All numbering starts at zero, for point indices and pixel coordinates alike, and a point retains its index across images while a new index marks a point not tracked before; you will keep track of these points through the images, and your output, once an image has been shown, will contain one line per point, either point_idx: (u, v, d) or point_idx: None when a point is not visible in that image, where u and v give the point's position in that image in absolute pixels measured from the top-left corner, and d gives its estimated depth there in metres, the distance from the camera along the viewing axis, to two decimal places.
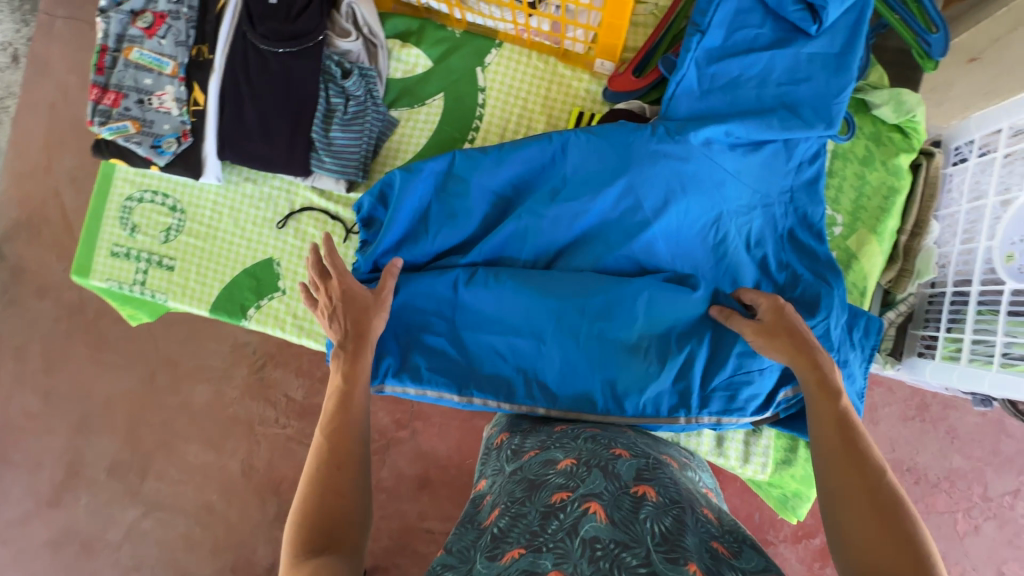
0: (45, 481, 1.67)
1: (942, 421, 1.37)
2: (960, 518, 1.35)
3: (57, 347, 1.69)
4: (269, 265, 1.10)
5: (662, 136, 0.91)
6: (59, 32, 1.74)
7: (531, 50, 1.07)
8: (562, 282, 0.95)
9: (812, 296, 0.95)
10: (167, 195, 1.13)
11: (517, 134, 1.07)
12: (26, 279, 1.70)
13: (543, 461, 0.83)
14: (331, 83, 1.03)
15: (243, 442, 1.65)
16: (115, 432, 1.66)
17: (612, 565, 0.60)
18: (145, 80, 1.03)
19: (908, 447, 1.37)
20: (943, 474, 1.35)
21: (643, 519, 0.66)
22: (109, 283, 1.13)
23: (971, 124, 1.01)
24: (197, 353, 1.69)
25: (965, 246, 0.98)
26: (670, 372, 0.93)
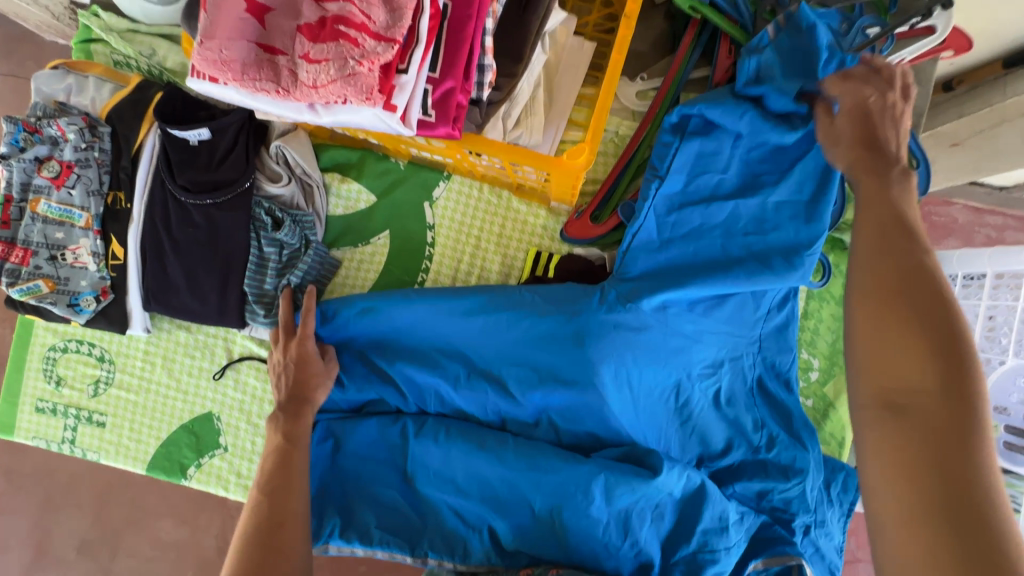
0: (14, 560, 1.63)
1: None
2: None
3: None
4: (208, 420, 1.02)
5: (613, 303, 0.83)
6: None
7: (482, 183, 0.98)
8: (517, 453, 0.87)
9: (787, 459, 0.88)
10: (93, 344, 1.03)
11: (471, 275, 0.99)
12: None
13: None
14: (262, 232, 0.94)
15: (217, 517, 1.60)
16: (81, 511, 1.61)
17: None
18: (55, 233, 0.93)
19: None
20: None
21: None
22: (36, 441, 1.04)
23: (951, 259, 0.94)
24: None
25: None
26: (632, 548, 0.83)
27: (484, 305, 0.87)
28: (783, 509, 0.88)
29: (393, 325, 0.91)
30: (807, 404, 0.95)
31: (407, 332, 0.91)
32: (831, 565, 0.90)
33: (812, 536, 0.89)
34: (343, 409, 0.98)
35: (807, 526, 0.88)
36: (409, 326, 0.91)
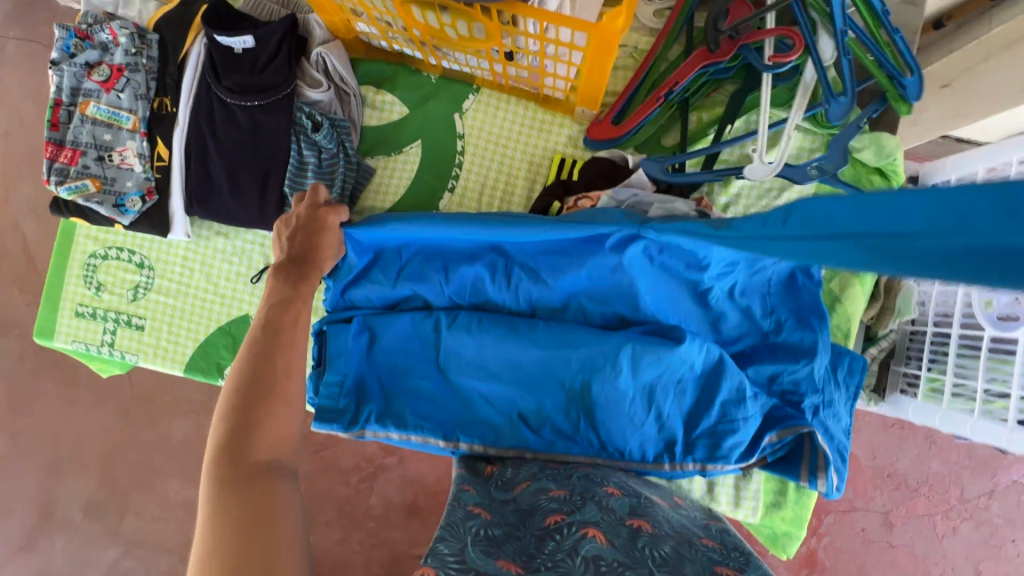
0: (18, 525, 1.64)
1: (921, 427, 1.44)
2: (939, 520, 1.41)
3: (25, 387, 1.67)
4: (245, 322, 1.06)
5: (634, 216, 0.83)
6: (11, 55, 1.70)
7: (509, 95, 1.04)
8: (548, 332, 0.93)
9: (800, 343, 0.94)
10: (133, 250, 1.07)
11: (498, 183, 1.04)
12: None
13: (536, 491, 0.84)
14: (302, 136, 0.99)
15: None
16: (90, 471, 1.63)
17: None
18: (103, 135, 0.98)
19: (888, 454, 1.43)
20: (922, 479, 1.41)
21: (640, 547, 0.70)
22: (75, 344, 1.07)
23: (946, 164, 1.02)
24: (173, 388, 1.66)
25: (943, 287, 1.00)
26: (656, 420, 0.92)
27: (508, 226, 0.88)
28: (792, 391, 0.95)
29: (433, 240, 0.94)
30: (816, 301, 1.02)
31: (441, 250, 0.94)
32: (842, 445, 0.96)
33: (821, 417, 0.95)
34: (376, 303, 1.02)
35: (815, 408, 0.95)
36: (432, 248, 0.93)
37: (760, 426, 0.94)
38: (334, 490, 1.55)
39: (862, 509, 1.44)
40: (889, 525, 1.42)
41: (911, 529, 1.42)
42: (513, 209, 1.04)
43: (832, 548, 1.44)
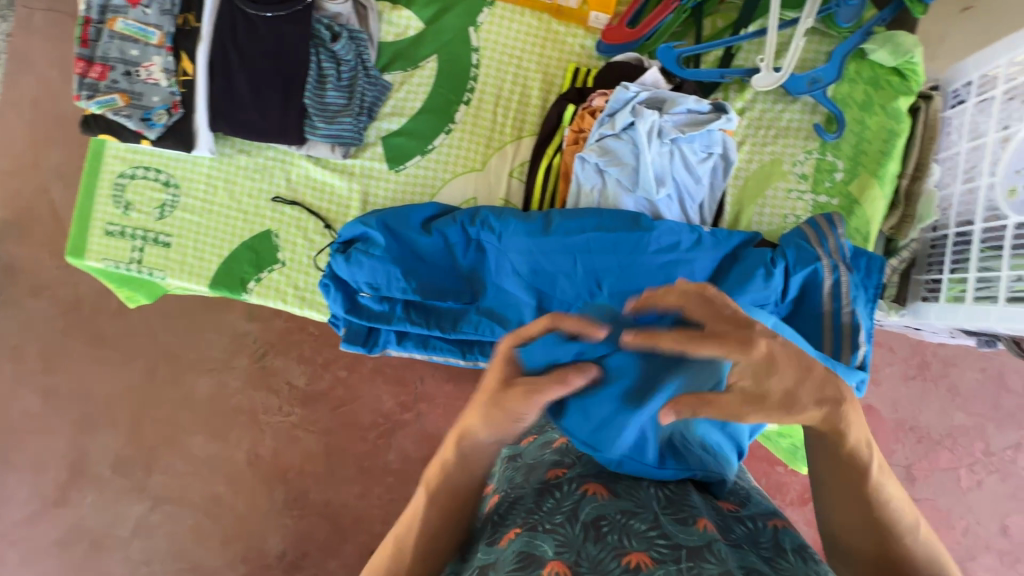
0: (49, 480, 1.68)
1: (943, 379, 1.53)
2: (964, 474, 1.50)
3: (54, 345, 1.71)
4: (267, 237, 1.09)
5: (612, 277, 0.88)
6: (38, 25, 1.75)
7: (523, 8, 1.06)
8: (557, 245, 0.89)
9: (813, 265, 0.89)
10: (159, 170, 1.11)
11: (513, 95, 1.05)
12: (18, 278, 1.72)
13: (541, 444, 0.80)
14: (322, 47, 1.01)
15: (246, 433, 1.67)
16: (118, 428, 1.67)
17: (622, 535, 0.60)
18: (130, 51, 1.01)
19: (910, 408, 1.53)
20: (946, 432, 1.51)
21: (644, 485, 0.68)
22: (105, 262, 1.11)
23: (968, 65, 1.00)
24: (196, 345, 1.70)
25: (966, 186, 0.98)
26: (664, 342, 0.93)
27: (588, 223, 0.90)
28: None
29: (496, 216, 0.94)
30: (834, 205, 1.01)
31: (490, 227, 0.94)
32: None
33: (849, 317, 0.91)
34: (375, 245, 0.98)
35: None
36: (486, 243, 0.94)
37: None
38: (354, 447, 1.63)
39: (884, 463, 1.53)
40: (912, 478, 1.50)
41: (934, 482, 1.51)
42: (528, 120, 1.05)
43: None
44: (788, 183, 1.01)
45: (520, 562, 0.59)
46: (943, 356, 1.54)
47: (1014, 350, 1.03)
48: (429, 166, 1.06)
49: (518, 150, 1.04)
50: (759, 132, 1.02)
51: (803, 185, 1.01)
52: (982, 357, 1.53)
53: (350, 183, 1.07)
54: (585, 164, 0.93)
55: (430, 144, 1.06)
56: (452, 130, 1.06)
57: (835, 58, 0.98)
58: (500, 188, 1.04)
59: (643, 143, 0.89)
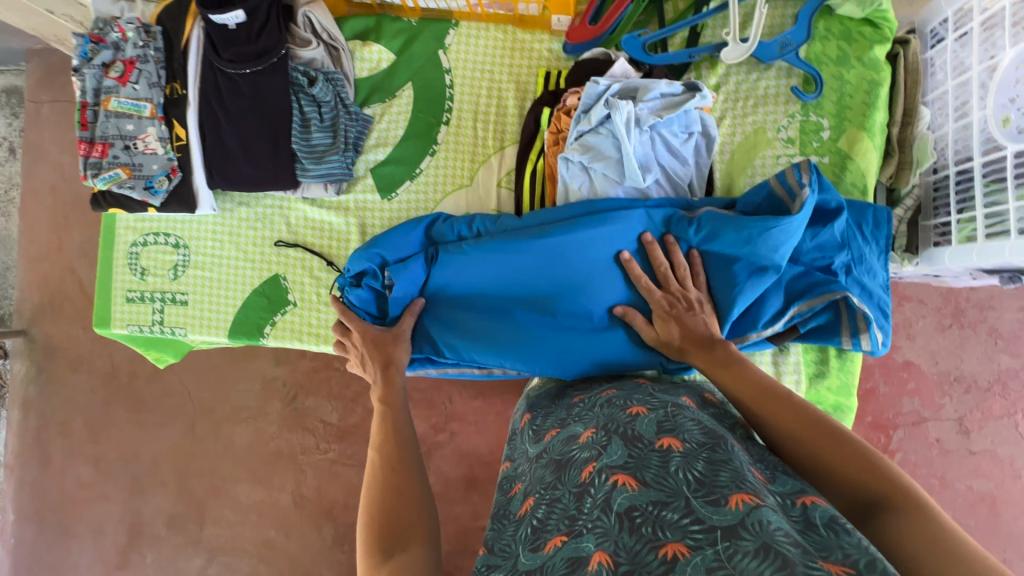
0: (110, 545, 1.74)
1: (982, 324, 1.49)
2: (1020, 419, 1.47)
3: (98, 414, 1.79)
4: (276, 281, 1.13)
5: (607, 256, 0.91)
6: (46, 116, 1.85)
7: (487, 23, 1.08)
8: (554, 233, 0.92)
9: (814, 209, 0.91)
10: (168, 234, 1.16)
11: (489, 108, 1.08)
12: (59, 355, 1.80)
13: (566, 439, 0.81)
14: (301, 93, 1.06)
15: (289, 475, 1.71)
16: (167, 486, 1.73)
17: (654, 527, 0.58)
18: (126, 126, 1.07)
19: (951, 358, 1.50)
20: (994, 377, 1.48)
21: (673, 469, 0.65)
22: (130, 327, 1.16)
23: (941, 3, 0.99)
24: (229, 396, 1.75)
25: (960, 123, 0.96)
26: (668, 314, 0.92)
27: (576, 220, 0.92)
28: (818, 258, 0.93)
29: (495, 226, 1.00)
30: (825, 164, 1.00)
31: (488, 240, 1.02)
32: (882, 302, 0.94)
33: (855, 275, 0.93)
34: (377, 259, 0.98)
35: (847, 267, 0.93)
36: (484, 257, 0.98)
37: (786, 297, 0.92)
38: None
39: (934, 419, 1.50)
40: (966, 431, 1.48)
41: (990, 432, 1.48)
42: (507, 130, 1.07)
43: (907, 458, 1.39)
44: (778, 150, 1.01)
45: (569, 568, 0.58)
46: (977, 300, 1.50)
47: None
48: (420, 190, 1.09)
49: (502, 160, 1.06)
50: (737, 104, 1.02)
51: (790, 149, 1.01)
52: (1020, 295, 1.48)
53: (347, 218, 1.11)
54: (570, 164, 0.94)
55: (417, 168, 1.09)
56: (437, 151, 1.09)
57: (801, 20, 0.97)
58: (491, 201, 1.06)
59: (622, 134, 0.89)
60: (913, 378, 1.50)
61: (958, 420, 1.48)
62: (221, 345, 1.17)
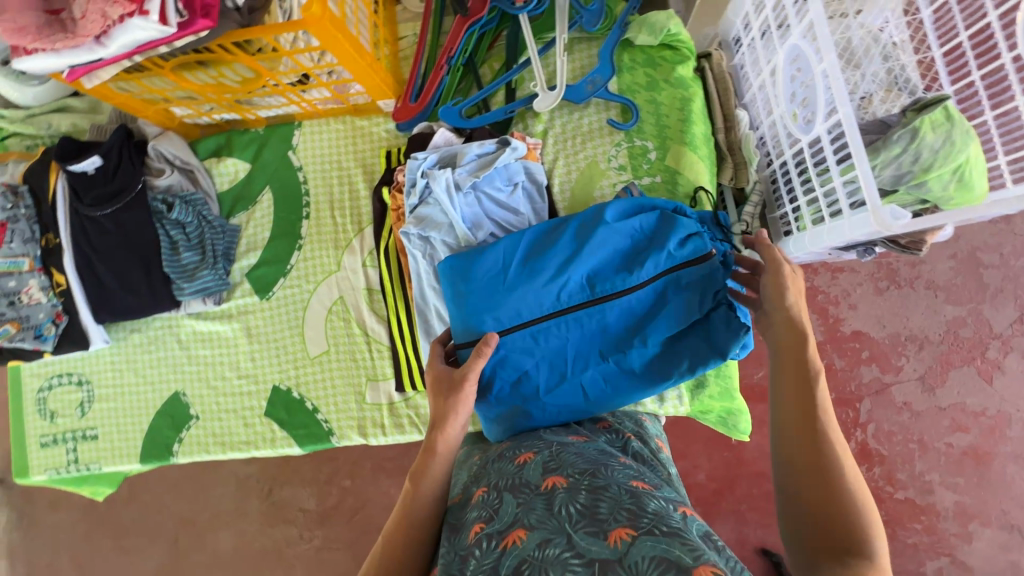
0: None
1: (917, 280, 1.49)
2: (981, 365, 1.46)
3: (82, 550, 1.80)
4: (176, 398, 1.16)
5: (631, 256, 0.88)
6: None
7: (326, 118, 1.15)
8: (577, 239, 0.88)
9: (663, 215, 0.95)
10: (71, 372, 1.20)
11: (343, 195, 1.14)
12: (37, 496, 1.84)
13: (463, 502, 0.77)
14: (163, 219, 1.11)
15: (278, 571, 1.71)
16: None
17: (540, 567, 0.56)
18: (8, 283, 1.12)
19: (898, 319, 1.49)
20: (943, 329, 1.47)
21: (555, 509, 0.63)
22: (48, 472, 1.19)
23: (731, 15, 1.06)
24: (205, 505, 1.76)
25: (770, 120, 1.01)
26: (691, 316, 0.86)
27: (673, 233, 0.86)
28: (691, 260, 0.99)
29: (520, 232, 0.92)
30: (658, 184, 1.04)
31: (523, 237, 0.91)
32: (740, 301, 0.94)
33: None
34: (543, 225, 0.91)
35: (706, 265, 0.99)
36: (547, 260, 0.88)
37: None
38: None
39: (897, 383, 1.48)
40: (930, 388, 1.47)
41: (954, 384, 1.46)
42: (363, 213, 1.12)
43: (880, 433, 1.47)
44: (614, 178, 1.05)
45: None
46: (907, 258, 1.50)
47: (896, 249, 1.04)
48: (294, 284, 1.13)
49: (363, 241, 1.11)
50: (567, 144, 1.07)
51: (624, 175, 1.05)
52: (946, 244, 1.49)
53: (231, 324, 1.15)
54: (410, 238, 0.98)
55: (288, 264, 1.14)
56: (303, 245, 1.14)
57: (603, 56, 1.04)
58: (360, 280, 1.11)
59: (446, 201, 0.94)
60: (865, 346, 1.49)
61: (919, 379, 1.47)
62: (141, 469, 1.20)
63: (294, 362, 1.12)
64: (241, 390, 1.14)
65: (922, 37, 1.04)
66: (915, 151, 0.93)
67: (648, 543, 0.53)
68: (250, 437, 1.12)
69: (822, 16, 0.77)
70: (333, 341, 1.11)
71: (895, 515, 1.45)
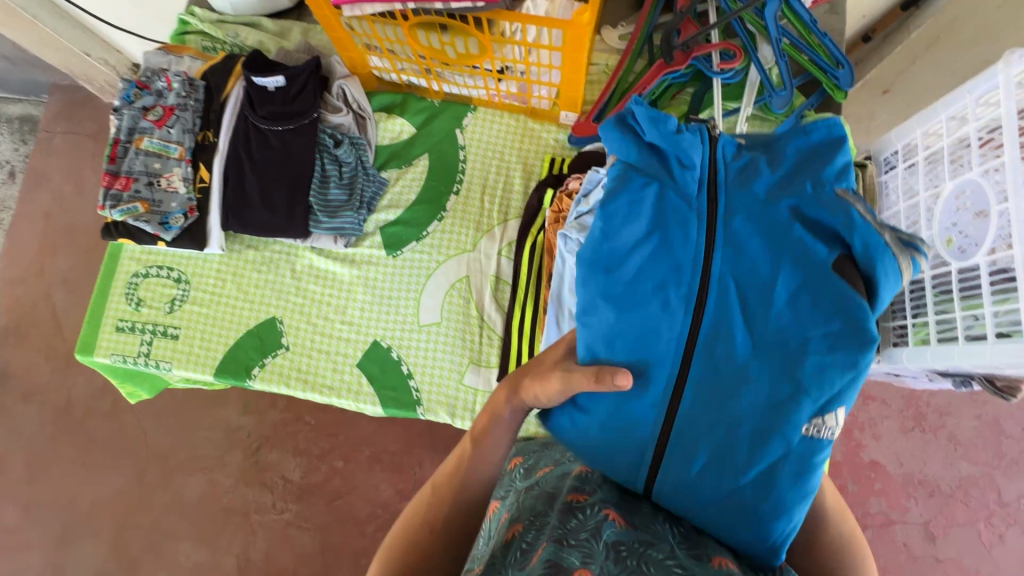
0: None
1: (941, 429, 1.54)
2: (983, 528, 1.48)
3: (41, 452, 1.69)
4: (272, 324, 1.15)
5: (743, 213, 0.63)
6: (57, 145, 1.92)
7: (503, 111, 1.21)
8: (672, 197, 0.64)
9: (811, 201, 0.63)
10: (171, 268, 1.19)
11: (497, 183, 1.18)
12: (13, 384, 1.74)
13: (560, 475, 0.81)
14: (324, 153, 1.15)
15: (239, 534, 1.61)
16: (101, 538, 1.62)
17: (639, 561, 0.59)
18: (153, 164, 1.13)
19: (915, 460, 1.53)
20: (955, 483, 1.51)
21: (661, 519, 0.67)
22: (113, 357, 1.15)
23: (891, 137, 1.16)
24: (189, 443, 1.67)
25: (911, 239, 1.09)
26: (798, 348, 0.59)
27: (774, 191, 0.65)
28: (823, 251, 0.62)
29: (661, 125, 0.67)
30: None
31: (688, 154, 0.66)
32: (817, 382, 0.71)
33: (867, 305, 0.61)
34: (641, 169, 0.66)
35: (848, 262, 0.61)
36: (674, 225, 0.63)
37: (807, 318, 0.59)
38: (351, 542, 1.58)
39: (901, 522, 1.51)
40: (931, 537, 1.49)
41: (955, 540, 1.48)
42: (511, 206, 1.17)
43: (876, 566, 1.49)
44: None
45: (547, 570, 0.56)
46: (937, 405, 1.56)
47: (989, 390, 1.09)
48: (424, 250, 1.16)
49: (505, 231, 1.15)
50: None
51: None
52: (975, 403, 1.55)
53: (351, 270, 1.16)
54: (567, 241, 0.99)
55: (424, 230, 1.16)
56: (444, 217, 1.17)
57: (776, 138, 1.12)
58: (490, 266, 1.14)
59: None
60: (879, 477, 1.53)
61: (924, 524, 1.50)
62: (205, 383, 1.17)
63: (403, 324, 1.13)
64: (341, 336, 1.13)
65: None
66: None
67: None
68: (335, 383, 1.11)
69: (1016, 162, 0.86)
70: (446, 314, 1.12)
71: None
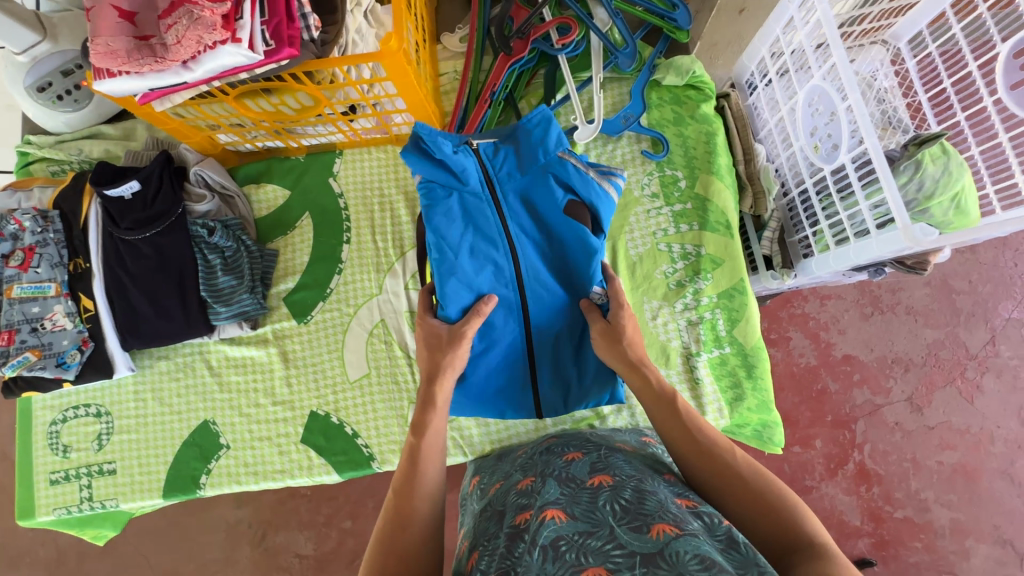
0: None
1: (897, 305, 1.55)
2: (961, 385, 1.51)
3: None
4: (206, 428, 1.12)
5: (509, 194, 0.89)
6: None
7: (369, 147, 1.19)
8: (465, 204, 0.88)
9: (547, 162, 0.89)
10: (89, 403, 1.15)
11: (384, 219, 1.17)
12: None
13: (507, 489, 0.84)
14: (202, 244, 1.09)
15: None
16: None
17: (578, 553, 0.59)
18: (31, 308, 1.06)
19: (883, 342, 1.55)
20: (924, 352, 1.53)
21: (601, 505, 0.68)
22: (57, 512, 1.11)
23: (744, 60, 1.17)
24: (192, 553, 1.62)
25: (787, 152, 1.11)
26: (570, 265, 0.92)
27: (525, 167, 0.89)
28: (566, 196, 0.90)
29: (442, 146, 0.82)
30: (719, 318, 1.09)
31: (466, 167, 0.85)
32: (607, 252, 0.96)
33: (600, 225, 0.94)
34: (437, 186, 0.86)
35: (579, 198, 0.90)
36: (476, 219, 0.88)
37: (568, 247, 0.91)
38: None
39: (887, 404, 1.53)
40: (917, 409, 1.52)
41: (940, 404, 1.51)
42: (405, 238, 1.15)
43: (877, 453, 1.51)
44: (672, 309, 1.10)
45: None
46: (887, 284, 1.56)
47: (902, 269, 1.12)
48: (333, 308, 1.14)
49: (406, 264, 1.14)
50: None
51: (657, 202, 1.13)
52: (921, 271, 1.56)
53: (268, 349, 1.13)
54: None
55: (327, 288, 1.14)
56: (343, 269, 1.15)
57: (635, 94, 1.15)
58: (402, 302, 1.13)
59: None
60: (856, 369, 1.54)
61: (907, 400, 1.52)
62: (158, 507, 1.13)
63: (333, 385, 1.11)
64: (276, 417, 1.11)
65: (908, 83, 1.09)
66: (918, 180, 0.97)
67: (689, 542, 0.56)
68: (285, 465, 1.09)
69: (844, 61, 0.87)
70: (374, 365, 1.11)
71: (896, 534, 1.47)
